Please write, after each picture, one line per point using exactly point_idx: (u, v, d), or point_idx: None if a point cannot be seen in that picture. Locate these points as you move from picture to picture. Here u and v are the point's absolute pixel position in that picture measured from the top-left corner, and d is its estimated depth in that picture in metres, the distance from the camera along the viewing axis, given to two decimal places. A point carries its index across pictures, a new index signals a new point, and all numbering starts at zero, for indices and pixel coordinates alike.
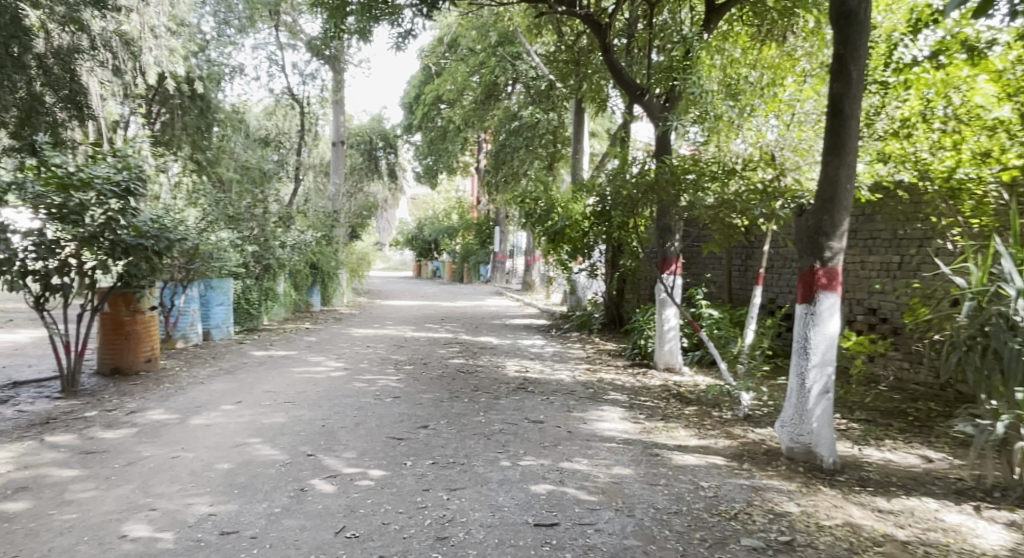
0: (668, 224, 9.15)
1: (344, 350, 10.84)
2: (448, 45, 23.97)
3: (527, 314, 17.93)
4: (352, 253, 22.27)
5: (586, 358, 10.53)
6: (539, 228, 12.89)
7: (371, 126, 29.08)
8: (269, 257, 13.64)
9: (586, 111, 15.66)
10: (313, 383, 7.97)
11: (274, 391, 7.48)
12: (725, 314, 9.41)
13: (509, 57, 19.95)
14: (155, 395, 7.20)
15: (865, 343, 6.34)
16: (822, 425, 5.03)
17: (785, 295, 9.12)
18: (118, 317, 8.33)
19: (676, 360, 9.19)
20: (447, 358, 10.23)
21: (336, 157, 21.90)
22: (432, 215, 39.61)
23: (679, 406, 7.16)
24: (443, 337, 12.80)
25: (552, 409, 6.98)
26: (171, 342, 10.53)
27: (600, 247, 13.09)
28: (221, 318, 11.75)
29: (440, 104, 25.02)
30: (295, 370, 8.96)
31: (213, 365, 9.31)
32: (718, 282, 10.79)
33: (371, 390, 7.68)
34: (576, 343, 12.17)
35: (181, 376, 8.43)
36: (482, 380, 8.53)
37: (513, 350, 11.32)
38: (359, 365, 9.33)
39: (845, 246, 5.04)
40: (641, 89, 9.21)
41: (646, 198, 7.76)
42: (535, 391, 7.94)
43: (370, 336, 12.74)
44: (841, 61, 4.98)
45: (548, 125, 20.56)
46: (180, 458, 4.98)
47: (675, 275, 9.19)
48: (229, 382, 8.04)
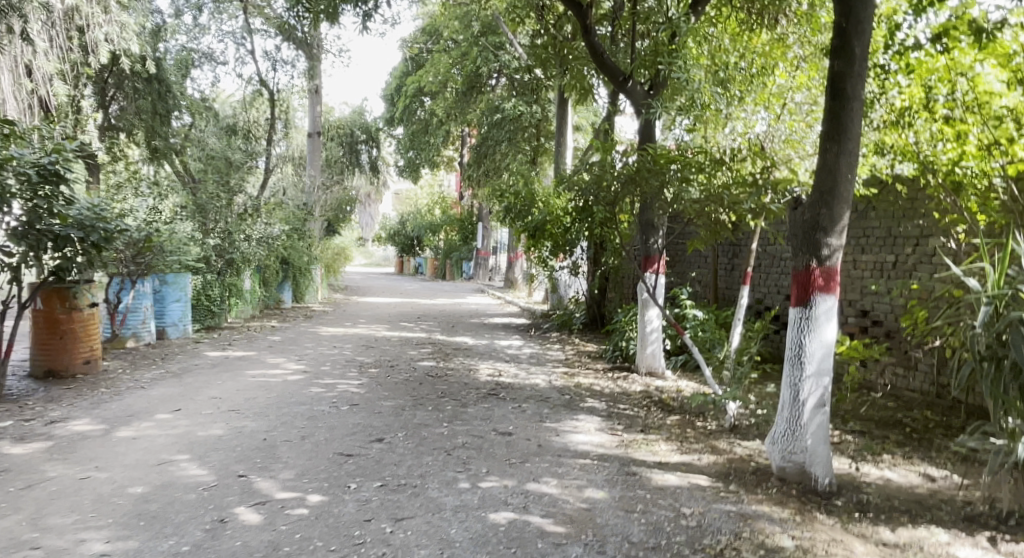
0: (651, 219, 8.58)
1: (309, 350, 10.22)
2: (430, 34, 23.36)
3: (507, 312, 17.38)
4: (327, 248, 21.57)
5: (563, 361, 9.97)
6: (519, 223, 12.50)
7: (353, 118, 28.31)
8: (233, 251, 13.02)
9: (569, 102, 15.09)
10: (266, 389, 7.36)
11: (219, 397, 6.88)
12: (711, 315, 8.89)
13: (492, 47, 19.41)
14: (86, 403, 6.58)
15: (858, 349, 5.76)
16: (817, 442, 4.48)
17: (773, 295, 8.62)
18: (53, 314, 7.70)
19: (659, 363, 8.66)
20: (417, 360, 9.66)
21: (313, 149, 21.21)
22: (415, 210, 38.97)
23: (660, 415, 6.62)
24: (416, 337, 12.21)
25: (522, 419, 6.41)
26: (120, 342, 9.88)
27: (582, 244, 12.51)
28: (178, 316, 11.10)
29: (422, 96, 24.44)
30: (250, 373, 8.36)
31: (161, 367, 8.66)
32: (703, 281, 10.29)
33: (328, 396, 7.09)
34: (555, 344, 11.62)
35: (123, 380, 7.81)
36: (449, 385, 7.96)
37: (488, 351, 10.75)
38: (320, 368, 8.72)
39: (844, 244, 4.48)
40: (624, 74, 8.59)
41: (627, 192, 7.26)
42: (506, 397, 7.37)
43: (339, 335, 12.13)
44: (843, 35, 4.42)
45: (532, 118, 19.93)
46: (90, 479, 4.39)
47: (659, 274, 8.63)
48: (174, 387, 7.42)
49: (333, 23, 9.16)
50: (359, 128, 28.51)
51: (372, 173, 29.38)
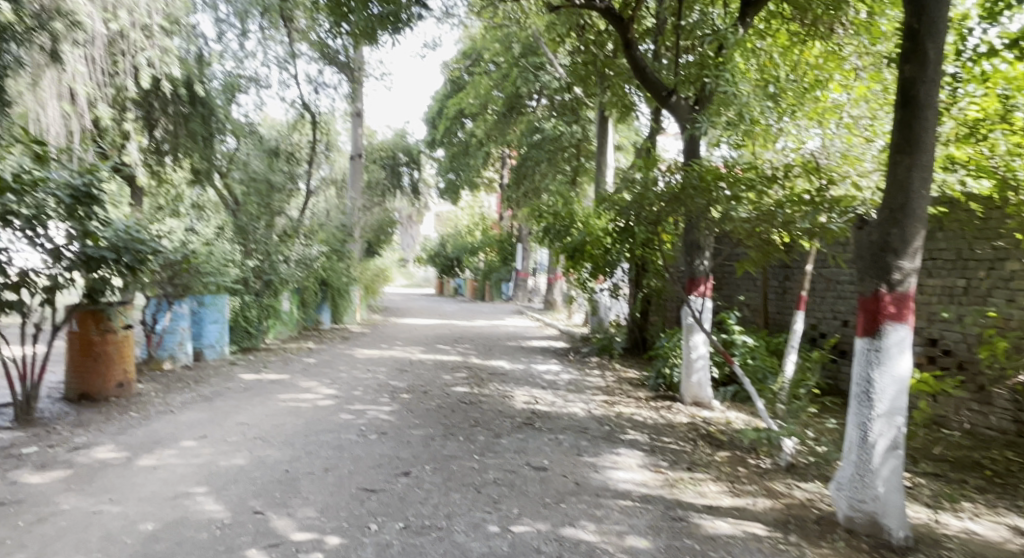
0: (696, 239, 8.18)
1: (341, 374, 10.00)
2: (471, 57, 23.40)
3: (546, 335, 17.01)
4: (367, 270, 21.51)
5: (603, 388, 9.55)
6: (557, 244, 12.24)
7: (395, 140, 28.45)
8: (270, 272, 13.11)
9: (610, 121, 14.78)
10: (294, 415, 7.13)
11: (246, 423, 6.66)
12: (761, 342, 8.44)
13: (532, 68, 19.26)
14: (112, 427, 6.41)
15: (930, 381, 5.23)
16: (890, 490, 4.02)
17: (829, 321, 8.14)
18: (88, 336, 7.62)
19: (706, 393, 8.16)
20: (451, 385, 9.34)
21: (353, 171, 21.29)
22: (455, 232, 38.98)
23: (708, 450, 6.18)
24: (452, 360, 11.93)
25: (559, 452, 6.03)
26: (156, 363, 9.81)
27: (623, 265, 12.06)
28: (215, 337, 11.04)
29: (463, 118, 24.46)
30: (281, 397, 8.14)
31: (193, 390, 8.52)
32: (752, 305, 9.82)
33: (356, 424, 6.81)
34: (595, 370, 11.19)
35: (154, 403, 7.67)
36: (483, 412, 7.61)
37: (525, 376, 10.38)
38: (352, 393, 8.48)
39: (918, 267, 4.03)
40: (667, 88, 8.04)
41: (671, 210, 6.88)
42: (542, 427, 6.99)
43: (374, 358, 11.91)
44: (915, 37, 4.02)
45: (571, 138, 19.77)
46: (102, 514, 4.16)
47: (705, 297, 8.16)
48: (203, 411, 7.24)
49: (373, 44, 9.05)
50: (400, 150, 28.64)
51: (413, 195, 29.45)
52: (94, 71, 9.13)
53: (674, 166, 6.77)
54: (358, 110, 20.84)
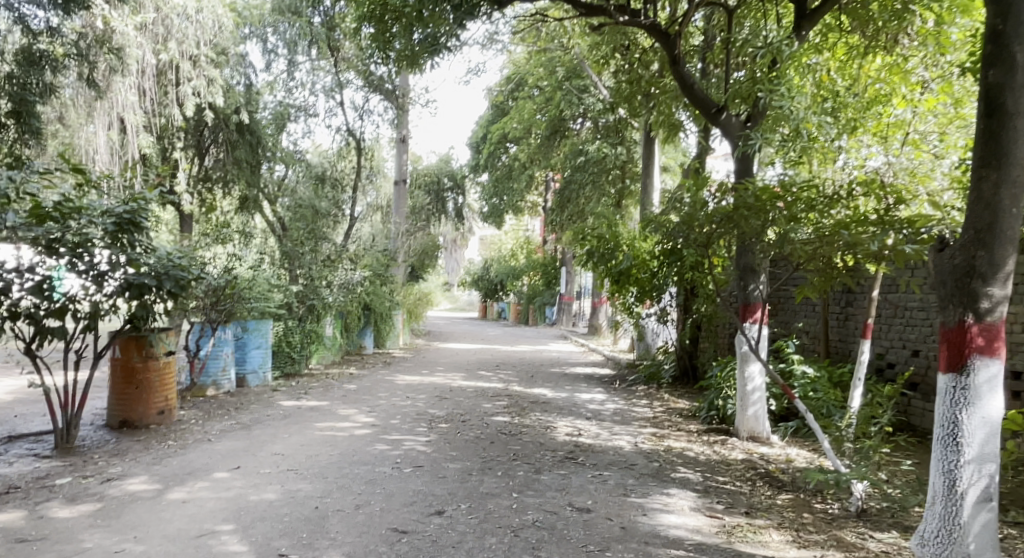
0: (751, 263, 7.66)
1: (381, 401, 9.81)
2: (515, 82, 23.38)
3: (590, 362, 16.58)
4: (410, 294, 21.44)
5: (650, 419, 9.13)
6: (600, 267, 11.86)
7: (439, 165, 28.54)
8: (313, 297, 12.77)
9: (656, 141, 14.45)
10: (329, 445, 6.93)
11: (281, 454, 6.48)
12: (823, 373, 8.09)
13: (576, 90, 19.08)
14: (147, 456, 6.30)
15: (1018, 420, 4.72)
16: (983, 547, 3.60)
17: (897, 351, 7.93)
18: (130, 363, 7.52)
19: (763, 426, 7.75)
20: (492, 414, 9.04)
21: (398, 196, 21.37)
22: (499, 255, 38.86)
23: (768, 494, 5.78)
24: (494, 387, 11.64)
25: (604, 491, 5.68)
26: (199, 390, 9.74)
27: (670, 290, 11.81)
28: (258, 363, 10.96)
29: (507, 142, 24.43)
30: (319, 426, 7.97)
31: (232, 417, 8.40)
32: (812, 332, 9.40)
33: (392, 455, 6.57)
34: (642, 399, 10.76)
35: (192, 431, 7.57)
36: (524, 445, 7.29)
37: (569, 405, 10.02)
38: (390, 422, 8.26)
39: (1010, 294, 3.60)
40: (717, 106, 7.75)
41: (724, 232, 6.53)
42: (586, 462, 6.65)
43: (415, 384, 11.71)
44: (1000, 40, 3.64)
45: (616, 160, 19.44)
46: (123, 553, 3.99)
47: (760, 324, 7.80)
48: (239, 440, 7.10)
49: (416, 70, 8.96)
50: (445, 175, 28.72)
51: (457, 220, 29.45)
52: (144, 100, 9.15)
53: (725, 188, 6.42)
54: (402, 135, 20.94)
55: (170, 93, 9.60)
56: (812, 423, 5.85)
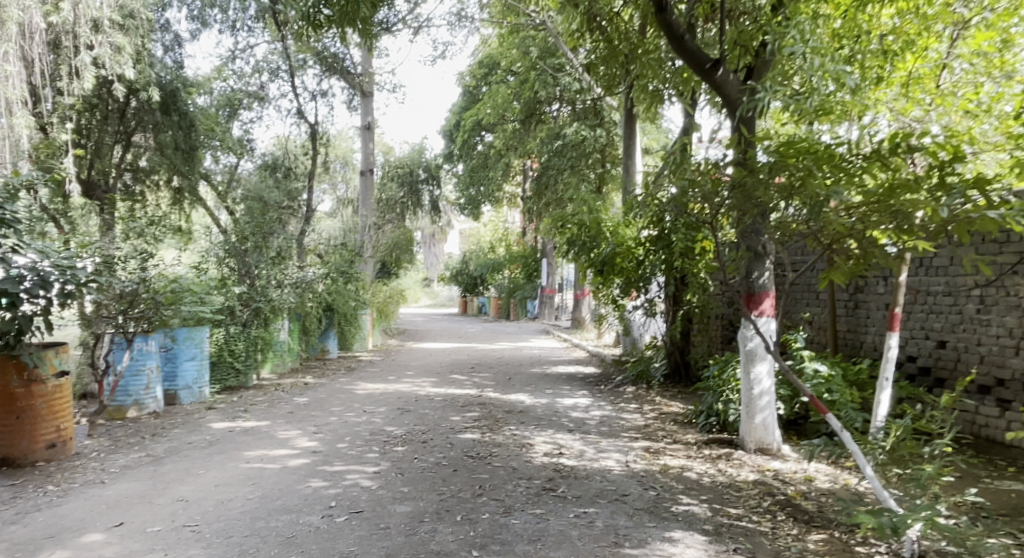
0: (757, 246, 6.39)
1: (332, 418, 8.49)
2: (488, 64, 21.97)
3: (573, 359, 15.34)
4: (381, 291, 20.07)
5: (642, 429, 7.91)
6: (582, 257, 10.90)
7: (412, 156, 26.97)
8: (259, 299, 11.47)
9: (638, 118, 13.16)
10: (251, 484, 5.61)
11: (186, 501, 5.18)
12: (836, 370, 6.96)
13: (550, 69, 17.77)
14: (9, 513, 4.96)
15: None
16: None
17: (920, 342, 6.89)
18: (8, 388, 6.23)
19: (772, 436, 6.59)
20: (458, 430, 7.76)
21: (364, 187, 19.95)
22: (479, 249, 37.42)
23: (795, 534, 4.58)
24: (464, 395, 10.36)
25: (590, 539, 4.44)
26: (118, 412, 8.50)
27: (659, 279, 10.55)
28: (192, 377, 9.64)
29: (481, 128, 23.11)
30: (248, 455, 6.64)
31: (146, 445, 7.07)
32: (818, 323, 8.25)
33: (326, 497, 5.27)
34: (631, 403, 9.54)
35: (90, 467, 6.23)
36: (493, 472, 6.03)
37: (549, 414, 8.78)
38: (336, 446, 6.96)
39: None
40: (711, 59, 6.27)
41: (726, 207, 5.17)
42: (567, 494, 5.41)
43: (376, 395, 10.41)
44: None
45: (595, 143, 18.32)
46: None
47: (769, 317, 6.57)
48: (142, 481, 5.78)
49: (359, 33, 7.58)
50: (419, 166, 27.15)
51: (433, 213, 27.94)
52: (31, 72, 7.88)
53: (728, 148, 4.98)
54: (367, 123, 19.51)
55: (64, 62, 8.16)
56: (844, 436, 4.69)
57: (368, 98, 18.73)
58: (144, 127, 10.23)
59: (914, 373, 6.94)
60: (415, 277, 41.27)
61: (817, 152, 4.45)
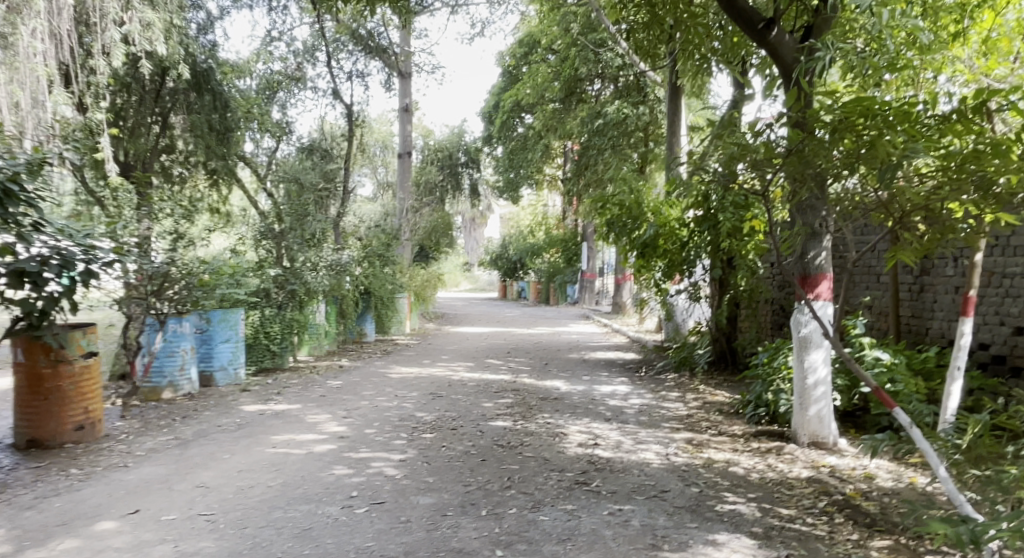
0: (814, 225, 5.89)
1: (362, 402, 8.29)
2: (528, 44, 21.52)
3: (613, 345, 14.89)
4: (418, 274, 19.91)
5: (684, 419, 7.49)
6: (623, 240, 10.51)
7: (451, 139, 26.63)
8: (294, 281, 11.21)
9: (682, 91, 12.55)
10: (274, 470, 5.39)
11: (205, 487, 4.99)
12: (900, 359, 6.45)
13: (592, 45, 17.23)
14: (27, 497, 4.82)
15: None
16: None
17: (994, 330, 6.30)
18: (36, 369, 6.14)
19: (828, 429, 6.12)
20: (491, 416, 7.46)
21: (402, 170, 19.75)
22: (519, 233, 37.06)
23: (856, 540, 4.17)
24: (499, 380, 10.06)
25: (626, 539, 4.10)
26: (153, 393, 8.39)
27: (704, 263, 10.07)
28: (227, 359, 9.51)
29: (521, 110, 22.72)
30: (274, 440, 6.45)
31: (174, 427, 6.94)
32: (878, 308, 7.69)
33: (348, 486, 5.02)
34: (673, 392, 9.11)
35: (115, 449, 6.10)
36: (524, 463, 5.71)
37: (586, 402, 8.42)
38: (364, 432, 6.73)
39: None
40: (764, 19, 5.78)
41: (781, 180, 4.65)
42: (603, 489, 5.07)
43: (410, 379, 10.18)
44: None
45: (637, 120, 17.62)
46: None
47: (826, 301, 6.07)
48: (165, 464, 5.63)
49: None
50: (459, 150, 26.82)
51: (473, 197, 27.65)
52: (60, 50, 7.69)
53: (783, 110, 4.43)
54: (406, 104, 19.27)
55: (95, 39, 8.01)
56: (914, 434, 4.21)
57: (407, 78, 18.51)
58: (178, 108, 10.13)
59: (987, 362, 6.36)
60: (455, 261, 41.17)
61: (890, 109, 3.91)
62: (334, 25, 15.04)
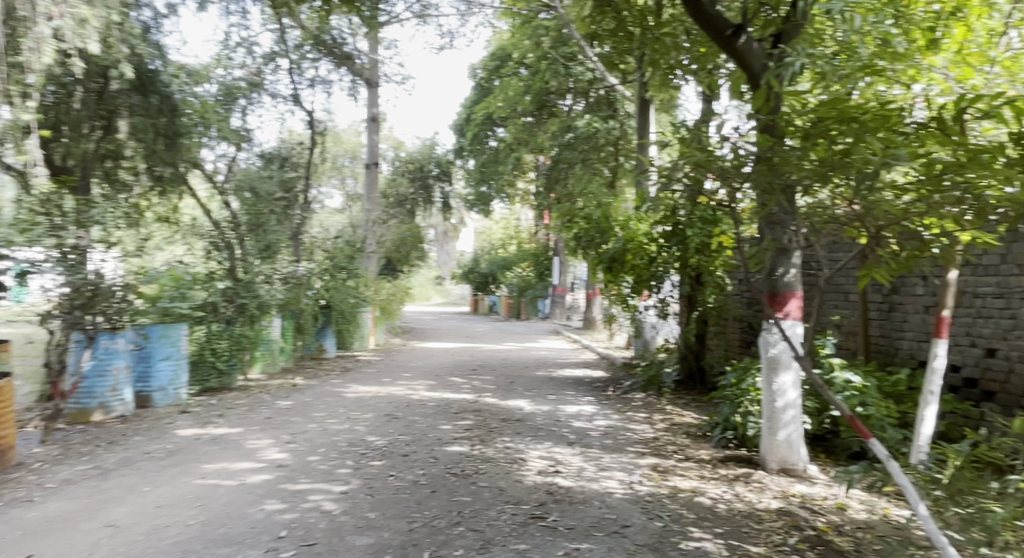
0: (784, 240, 5.59)
1: (311, 425, 7.79)
2: (501, 57, 21.27)
3: (582, 362, 14.54)
4: (384, 288, 19.39)
5: (650, 443, 7.12)
6: (590, 255, 10.18)
7: (423, 152, 26.07)
8: (244, 295, 10.77)
9: (653, 103, 12.31)
10: (198, 506, 4.90)
11: (115, 527, 4.48)
12: (871, 381, 6.17)
13: (562, 58, 16.94)
14: None
15: None
16: None
17: (966, 351, 6.03)
18: None
19: (798, 455, 5.79)
20: (447, 441, 7.02)
21: (368, 182, 19.27)
22: (491, 246, 36.72)
23: None
24: (459, 400, 9.61)
25: None
26: (81, 415, 7.90)
27: (672, 279, 9.73)
28: (167, 379, 8.97)
29: (493, 123, 22.43)
30: (206, 469, 5.94)
31: (98, 454, 6.39)
32: (848, 327, 7.42)
33: (278, 524, 4.54)
34: (640, 413, 8.74)
35: (25, 481, 5.54)
36: (476, 494, 5.28)
37: (548, 424, 8.01)
38: (306, 459, 6.24)
39: None
40: (732, 25, 5.52)
41: (752, 190, 4.29)
42: (560, 525, 4.66)
43: (366, 399, 9.69)
44: None
45: (607, 135, 17.39)
46: None
47: (794, 320, 5.76)
48: (77, 498, 5.10)
49: None
50: (431, 162, 26.16)
51: (444, 210, 27.23)
52: None
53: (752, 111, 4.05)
54: (373, 115, 18.84)
55: (22, 34, 7.50)
56: (891, 468, 3.86)
57: (375, 89, 18.13)
58: (121, 111, 9.65)
59: (958, 385, 6.10)
60: (426, 274, 40.69)
61: (866, 113, 3.60)
62: (298, 32, 14.63)
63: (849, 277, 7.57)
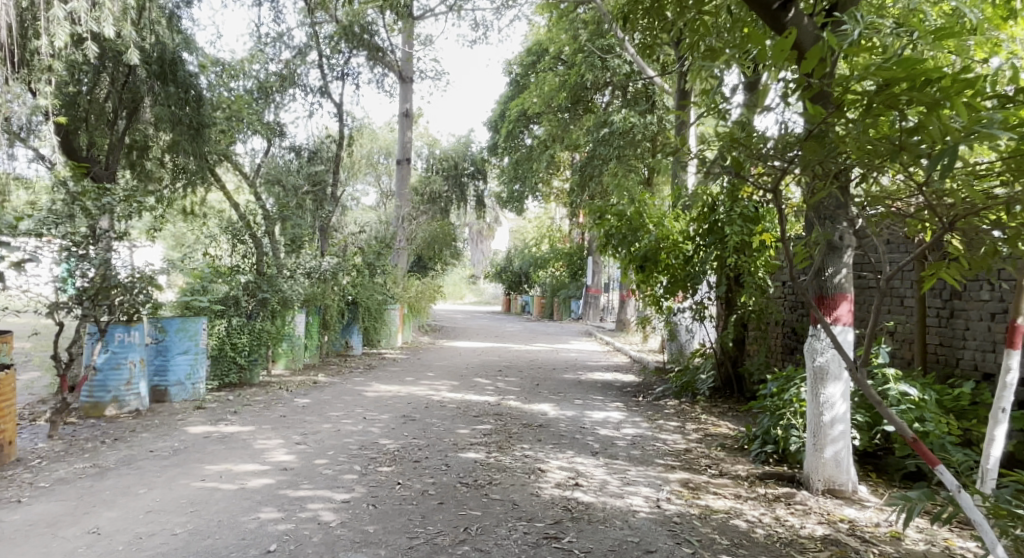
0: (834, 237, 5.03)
1: (324, 425, 7.44)
2: (537, 52, 20.78)
3: (613, 364, 14.02)
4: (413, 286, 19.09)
5: (681, 455, 6.59)
6: (621, 253, 9.59)
7: (457, 149, 25.72)
8: (266, 290, 10.44)
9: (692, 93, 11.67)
10: (189, 512, 4.56)
11: (95, 535, 4.15)
12: (930, 394, 5.58)
13: (599, 51, 16.42)
14: None
15: None
16: None
17: None
18: None
19: (846, 475, 5.23)
20: (463, 447, 6.60)
21: (399, 178, 18.97)
22: (525, 245, 36.27)
23: None
24: (482, 402, 9.18)
25: None
26: (96, 410, 7.67)
27: (709, 279, 9.19)
28: (184, 373, 8.72)
29: (528, 120, 21.94)
30: (206, 470, 5.62)
31: (100, 452, 6.13)
32: (903, 335, 6.79)
33: (269, 537, 4.17)
34: (672, 421, 8.21)
35: (17, 478, 5.29)
36: (488, 509, 4.84)
37: (573, 431, 7.53)
38: (312, 463, 5.88)
39: None
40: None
41: (802, 174, 3.73)
42: (577, 547, 4.20)
43: (385, 399, 9.32)
44: None
45: (644, 130, 16.66)
46: None
47: (845, 326, 5.20)
48: (65, 500, 4.81)
49: None
50: (465, 159, 25.77)
51: (478, 208, 26.86)
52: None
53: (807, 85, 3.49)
54: (406, 110, 18.54)
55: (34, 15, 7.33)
56: (964, 502, 3.31)
57: (407, 84, 17.83)
58: (144, 99, 9.36)
59: None
60: (459, 272, 40.46)
61: (944, 76, 2.94)
62: (330, 25, 14.38)
63: (904, 280, 6.96)
